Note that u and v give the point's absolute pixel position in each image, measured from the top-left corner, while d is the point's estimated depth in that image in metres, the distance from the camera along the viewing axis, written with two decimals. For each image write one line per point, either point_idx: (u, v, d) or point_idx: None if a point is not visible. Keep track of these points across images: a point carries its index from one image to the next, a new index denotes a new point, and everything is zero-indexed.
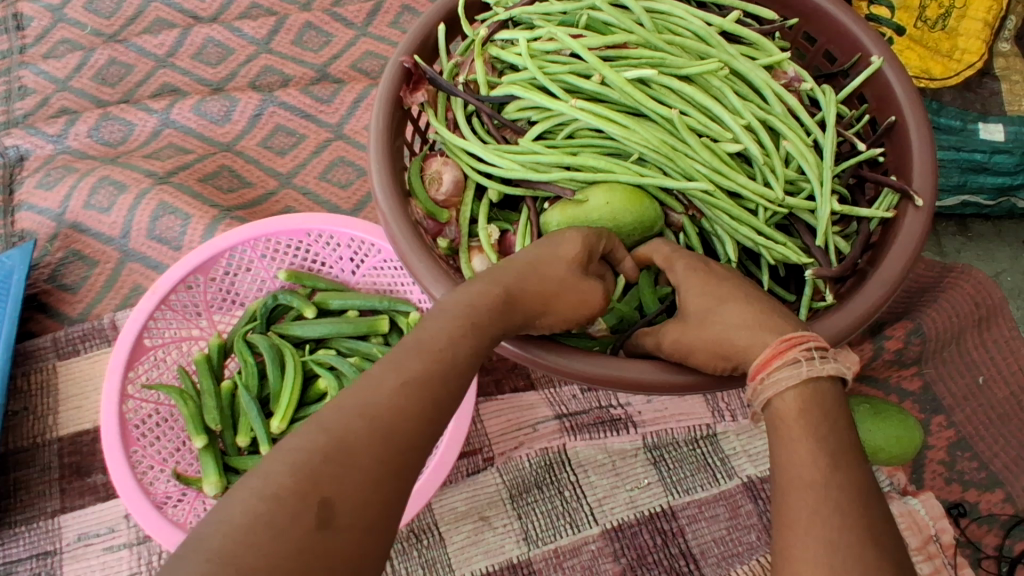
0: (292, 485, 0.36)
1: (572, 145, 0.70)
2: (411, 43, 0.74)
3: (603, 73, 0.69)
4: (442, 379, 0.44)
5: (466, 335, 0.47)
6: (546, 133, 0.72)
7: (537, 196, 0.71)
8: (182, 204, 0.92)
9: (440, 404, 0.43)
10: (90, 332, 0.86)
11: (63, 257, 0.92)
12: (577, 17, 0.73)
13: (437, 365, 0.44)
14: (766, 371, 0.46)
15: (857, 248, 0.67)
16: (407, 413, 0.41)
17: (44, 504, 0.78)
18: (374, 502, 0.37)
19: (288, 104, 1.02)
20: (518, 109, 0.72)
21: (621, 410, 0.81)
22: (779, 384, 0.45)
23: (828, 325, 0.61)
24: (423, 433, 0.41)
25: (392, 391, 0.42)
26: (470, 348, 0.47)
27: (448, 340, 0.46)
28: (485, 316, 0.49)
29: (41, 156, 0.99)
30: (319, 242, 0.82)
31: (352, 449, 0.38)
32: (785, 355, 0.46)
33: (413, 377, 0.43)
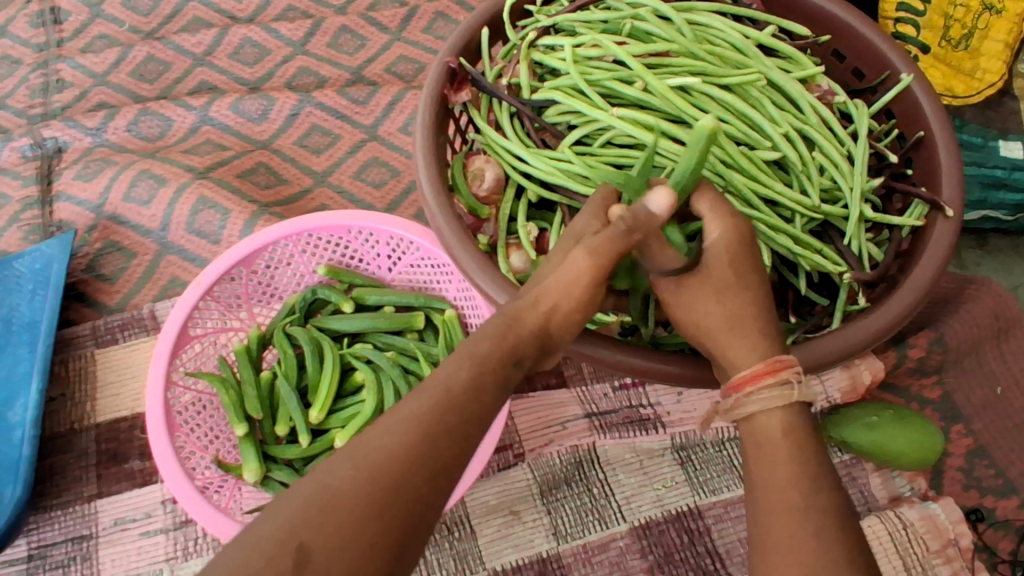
0: (272, 533, 0.36)
1: (609, 150, 0.72)
2: (454, 46, 0.78)
3: (646, 81, 0.72)
4: (450, 413, 0.41)
5: (479, 363, 0.44)
6: (585, 138, 0.74)
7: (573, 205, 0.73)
8: (221, 199, 0.93)
9: (445, 431, 0.41)
10: (129, 321, 0.88)
11: (101, 248, 0.93)
12: (620, 26, 0.77)
13: (445, 399, 0.42)
14: (754, 386, 0.48)
15: (890, 256, 0.70)
16: (404, 451, 0.39)
17: (81, 489, 0.80)
18: (356, 546, 0.36)
19: (324, 104, 1.04)
20: (559, 113, 0.75)
21: (650, 409, 0.83)
22: (766, 404, 0.47)
23: (875, 319, 0.64)
24: (424, 465, 0.39)
25: (396, 432, 0.40)
26: (479, 362, 0.44)
27: (463, 372, 0.43)
28: (503, 341, 0.45)
29: (79, 148, 1.01)
30: (358, 239, 0.84)
31: (337, 492, 0.38)
32: (777, 375, 0.48)
33: (417, 413, 0.41)
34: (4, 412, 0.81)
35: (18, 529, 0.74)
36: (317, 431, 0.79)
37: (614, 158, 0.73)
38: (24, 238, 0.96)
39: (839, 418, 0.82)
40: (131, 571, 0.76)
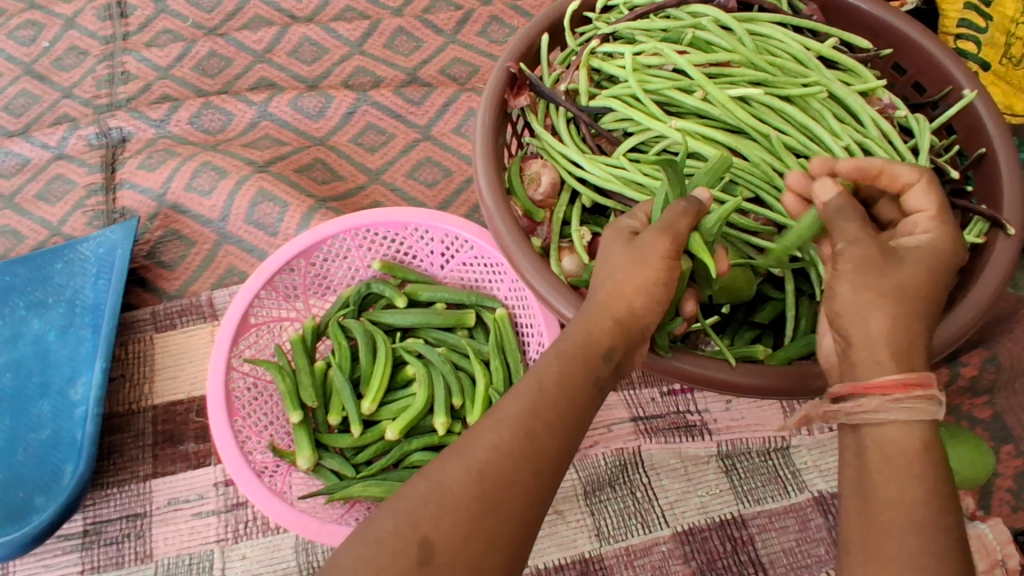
0: (394, 530, 0.41)
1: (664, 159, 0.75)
2: (516, 51, 0.82)
3: (707, 90, 0.74)
4: (543, 419, 0.46)
5: (561, 372, 0.48)
6: (639, 145, 0.78)
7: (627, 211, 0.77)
8: (280, 192, 0.96)
9: (537, 437, 0.45)
10: (188, 307, 0.90)
11: (162, 235, 0.96)
12: (680, 35, 0.79)
13: (535, 406, 0.46)
14: (903, 394, 0.45)
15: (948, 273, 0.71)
16: (506, 455, 0.44)
17: (137, 468, 0.82)
18: (470, 539, 0.41)
19: (380, 103, 1.07)
20: (615, 120, 0.79)
21: (697, 416, 0.83)
22: (912, 416, 0.45)
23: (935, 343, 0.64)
24: (523, 471, 0.44)
25: (496, 438, 0.44)
26: (560, 377, 0.48)
27: (557, 383, 0.47)
28: (587, 359, 0.49)
29: (143, 139, 1.04)
30: (415, 236, 0.85)
31: (448, 491, 0.42)
32: (927, 389, 0.45)
33: (513, 421, 0.45)
34: (69, 390, 0.86)
35: (78, 504, 0.77)
36: (368, 422, 0.81)
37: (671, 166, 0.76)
38: (89, 223, 1.00)
39: None
40: (184, 550, 0.78)
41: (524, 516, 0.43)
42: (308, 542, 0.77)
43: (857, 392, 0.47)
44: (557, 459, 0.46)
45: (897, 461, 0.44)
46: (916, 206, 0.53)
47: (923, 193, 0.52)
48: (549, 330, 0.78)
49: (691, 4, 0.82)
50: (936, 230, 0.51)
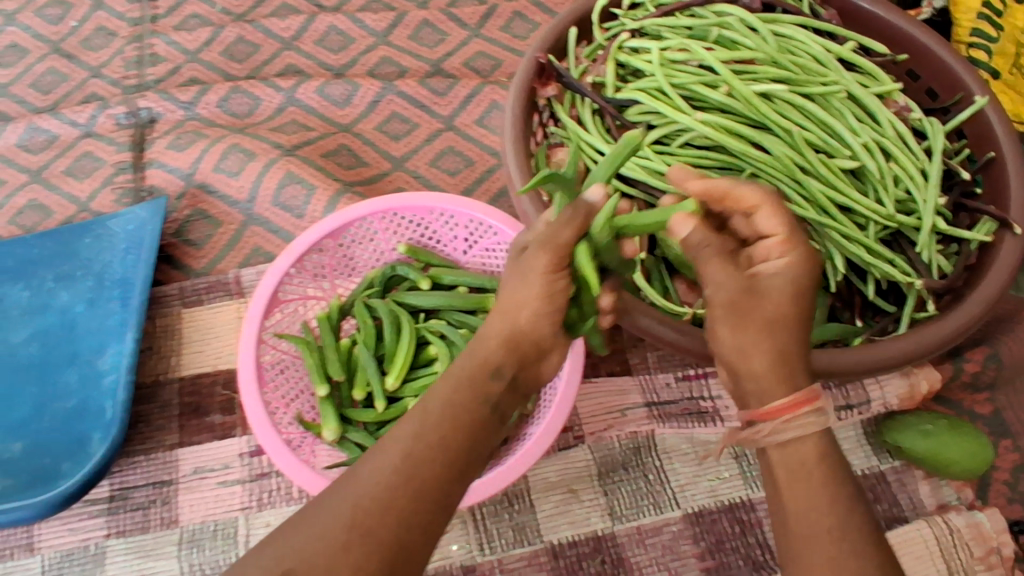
0: (268, 561, 0.46)
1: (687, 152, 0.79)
2: (544, 43, 0.86)
3: (732, 86, 0.78)
4: (421, 447, 0.50)
5: (444, 403, 0.52)
6: (663, 138, 0.81)
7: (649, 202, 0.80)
8: (308, 175, 0.98)
9: (416, 466, 0.49)
10: (215, 284, 0.92)
11: (189, 214, 0.98)
12: (705, 32, 0.83)
13: (415, 436, 0.50)
14: (794, 413, 0.50)
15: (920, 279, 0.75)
16: (379, 486, 0.48)
17: (163, 438, 0.84)
18: (334, 567, 0.45)
19: (405, 93, 1.09)
20: (640, 113, 0.82)
21: (710, 402, 0.85)
22: (806, 430, 0.50)
23: (875, 353, 0.72)
24: (395, 500, 0.48)
25: (374, 471, 0.49)
26: (452, 401, 0.52)
27: (442, 412, 0.51)
28: (478, 378, 0.53)
29: (171, 120, 1.06)
30: (439, 220, 0.88)
31: (317, 526, 0.47)
32: (813, 403, 0.50)
33: (393, 453, 0.50)
34: (96, 360, 0.88)
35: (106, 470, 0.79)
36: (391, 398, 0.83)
37: (694, 158, 0.79)
38: (117, 200, 1.01)
39: (896, 424, 0.84)
40: (208, 517, 0.80)
41: (397, 543, 0.47)
42: None
43: (763, 418, 0.51)
44: (438, 485, 0.49)
45: (804, 478, 0.50)
46: (768, 229, 0.53)
47: (771, 218, 0.53)
48: None
49: (717, 4, 0.85)
50: (789, 257, 0.52)
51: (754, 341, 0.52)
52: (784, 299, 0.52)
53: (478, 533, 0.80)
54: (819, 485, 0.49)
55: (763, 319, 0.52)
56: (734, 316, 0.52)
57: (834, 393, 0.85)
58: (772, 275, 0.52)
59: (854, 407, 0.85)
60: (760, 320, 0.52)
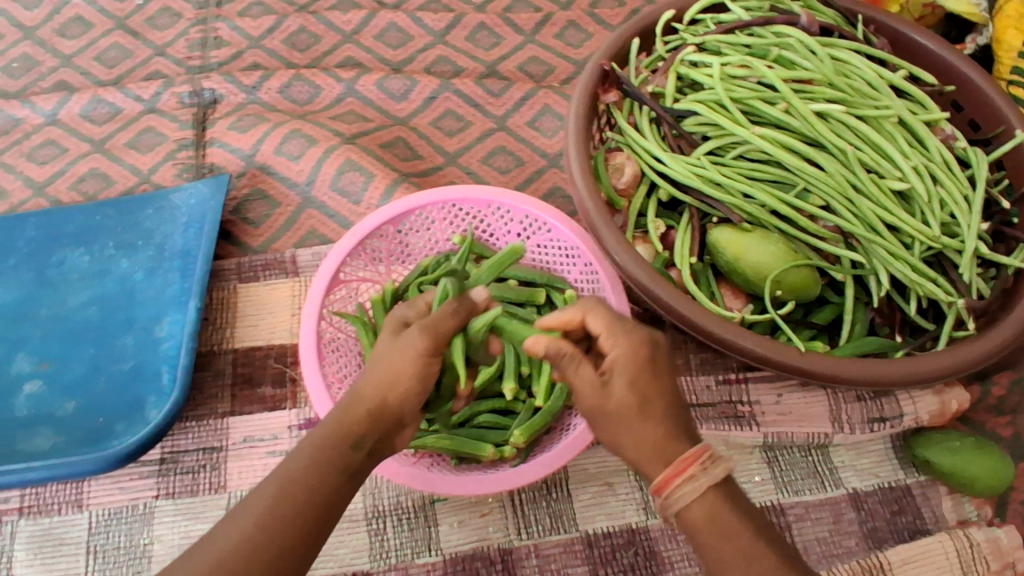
0: None
1: (742, 164, 0.83)
2: (607, 51, 0.89)
3: (790, 104, 0.82)
4: (289, 502, 0.53)
5: (315, 458, 0.56)
6: (717, 149, 0.85)
7: (702, 208, 0.84)
8: (366, 164, 1.02)
9: (280, 519, 0.53)
10: (271, 262, 0.95)
11: (248, 193, 1.02)
12: (765, 51, 0.87)
13: (283, 490, 0.54)
14: (669, 488, 0.56)
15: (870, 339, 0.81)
16: (244, 539, 0.51)
17: (215, 406, 0.86)
18: None
19: (461, 92, 1.13)
20: (696, 124, 0.86)
21: (747, 407, 0.87)
22: (686, 498, 0.56)
23: (902, 368, 0.75)
24: (261, 555, 0.51)
25: (243, 527, 0.52)
26: (330, 450, 0.57)
27: (312, 467, 0.56)
28: (340, 440, 0.58)
29: (233, 102, 1.10)
30: (495, 215, 0.91)
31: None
32: (686, 470, 0.56)
33: (263, 509, 0.53)
34: (154, 327, 0.89)
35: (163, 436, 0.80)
36: None
37: (747, 170, 0.83)
38: (177, 175, 1.05)
39: (923, 440, 0.87)
40: (257, 484, 0.82)
41: None
42: (374, 487, 0.82)
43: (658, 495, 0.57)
44: (305, 535, 0.53)
45: (702, 533, 0.55)
46: (596, 328, 0.65)
47: (598, 318, 0.65)
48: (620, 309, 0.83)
49: (776, 24, 0.89)
50: (620, 344, 0.62)
51: (619, 430, 0.59)
52: (626, 383, 0.60)
53: (518, 518, 0.82)
54: (727, 543, 0.54)
55: (612, 409, 0.60)
56: (598, 414, 0.61)
57: (867, 404, 0.88)
58: (615, 364, 0.61)
59: (886, 420, 0.88)
60: (614, 409, 0.59)
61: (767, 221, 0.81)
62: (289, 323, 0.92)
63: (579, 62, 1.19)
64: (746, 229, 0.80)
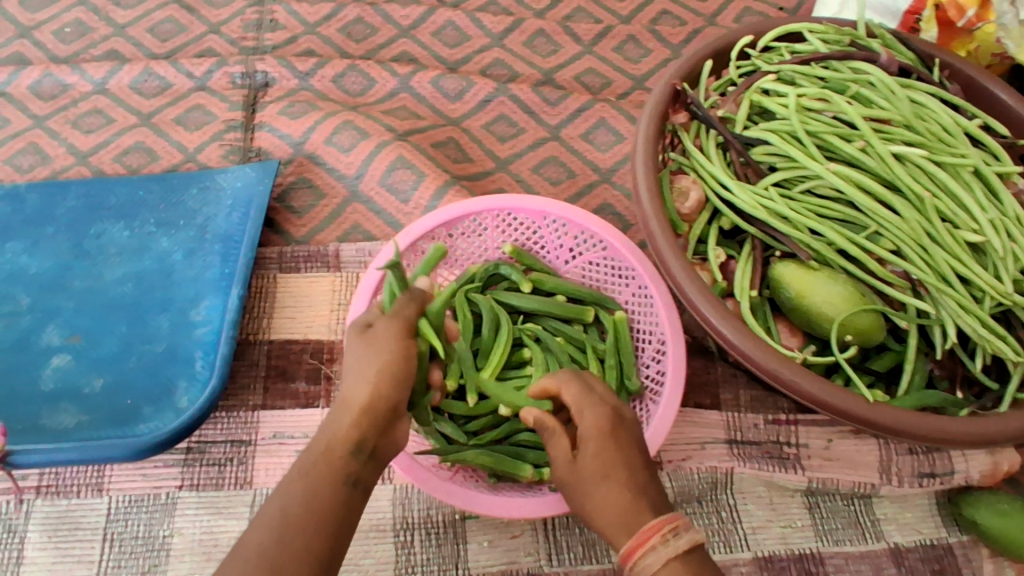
0: None
1: (811, 199, 0.80)
2: (680, 71, 0.87)
3: (867, 142, 0.79)
4: (297, 522, 0.52)
5: (317, 474, 0.55)
6: (783, 181, 0.83)
7: (766, 240, 0.82)
8: (417, 162, 0.99)
9: (290, 540, 0.51)
10: (314, 255, 0.93)
11: (294, 181, 1.00)
12: (841, 86, 0.85)
13: (289, 511, 0.52)
14: (634, 558, 0.56)
15: (931, 396, 0.78)
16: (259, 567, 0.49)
17: (246, 397, 0.84)
18: None
19: (516, 97, 1.11)
20: (764, 153, 0.83)
21: (794, 449, 0.85)
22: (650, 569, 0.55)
23: (953, 424, 0.72)
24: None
25: (253, 555, 0.50)
26: (334, 461, 0.56)
27: (318, 484, 0.54)
28: (341, 454, 0.56)
29: (285, 87, 1.08)
30: (549, 228, 0.88)
31: None
32: (647, 541, 0.55)
33: (275, 534, 0.51)
34: (190, 310, 0.87)
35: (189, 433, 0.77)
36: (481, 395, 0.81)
37: (815, 206, 0.80)
38: (223, 156, 1.02)
39: (971, 499, 0.84)
40: None
41: None
42: (405, 498, 0.79)
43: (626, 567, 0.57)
44: (320, 552, 0.52)
45: None
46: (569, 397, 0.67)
47: (572, 389, 0.67)
48: (672, 331, 0.81)
49: (853, 60, 0.86)
50: (590, 415, 0.64)
51: (585, 500, 0.60)
52: (593, 455, 0.61)
53: (549, 543, 0.79)
54: None
55: (580, 479, 0.61)
56: (571, 486, 0.63)
57: (918, 458, 0.85)
58: (585, 436, 0.63)
59: (937, 476, 0.84)
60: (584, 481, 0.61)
61: (832, 260, 0.78)
62: (328, 319, 0.89)
63: (638, 78, 1.16)
64: (813, 267, 0.78)
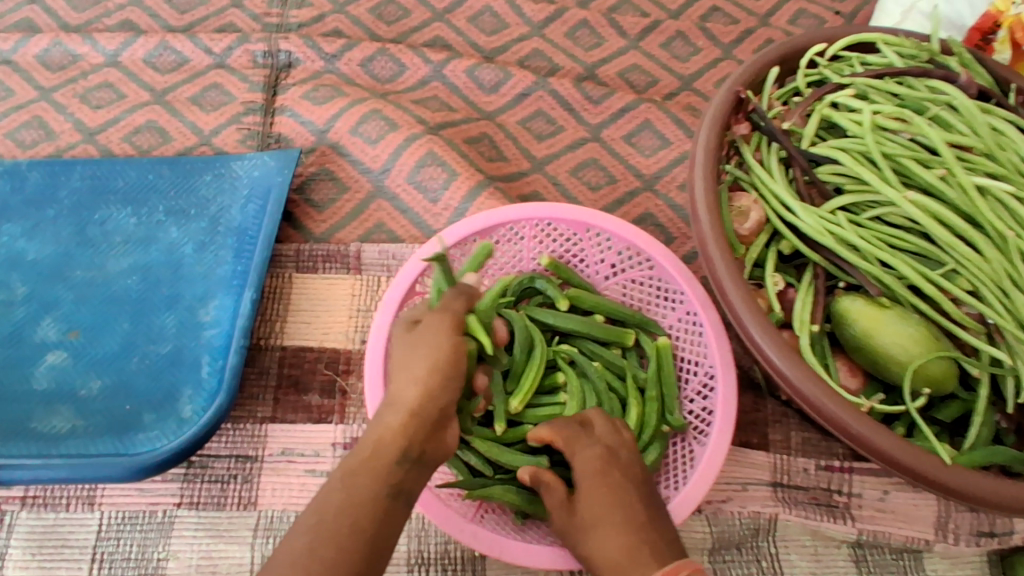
0: None
1: (882, 228, 0.73)
2: (744, 77, 0.79)
3: (949, 171, 0.72)
4: (344, 515, 0.48)
5: (365, 469, 0.51)
6: (851, 206, 0.75)
7: (830, 270, 0.74)
8: (449, 159, 0.92)
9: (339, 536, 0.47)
10: (333, 255, 0.86)
11: (315, 172, 0.92)
12: (918, 106, 0.77)
13: (335, 507, 0.48)
14: None
15: (995, 456, 0.69)
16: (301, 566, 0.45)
17: (255, 409, 0.77)
18: None
19: (557, 93, 1.03)
20: (831, 172, 0.75)
21: (844, 497, 0.78)
22: None
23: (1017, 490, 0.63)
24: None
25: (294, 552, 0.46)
26: (381, 453, 0.52)
27: (365, 476, 0.50)
28: (389, 448, 0.52)
29: (309, 69, 1.00)
30: (592, 241, 0.81)
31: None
32: None
33: (317, 527, 0.47)
34: (198, 310, 0.80)
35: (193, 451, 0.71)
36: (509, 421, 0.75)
37: (886, 236, 0.73)
38: (241, 141, 0.95)
39: None
40: (291, 505, 0.73)
41: None
42: (422, 529, 0.73)
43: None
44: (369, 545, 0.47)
45: None
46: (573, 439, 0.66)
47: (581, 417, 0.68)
48: (723, 364, 0.74)
49: (932, 78, 0.78)
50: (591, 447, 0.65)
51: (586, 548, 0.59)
52: (592, 489, 0.61)
53: None
54: None
55: (579, 520, 0.61)
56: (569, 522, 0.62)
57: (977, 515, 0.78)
58: (583, 471, 0.63)
59: (995, 536, 0.77)
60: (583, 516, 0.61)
61: (904, 297, 0.71)
62: (347, 327, 0.83)
63: (686, 78, 1.08)
64: (884, 304, 0.70)
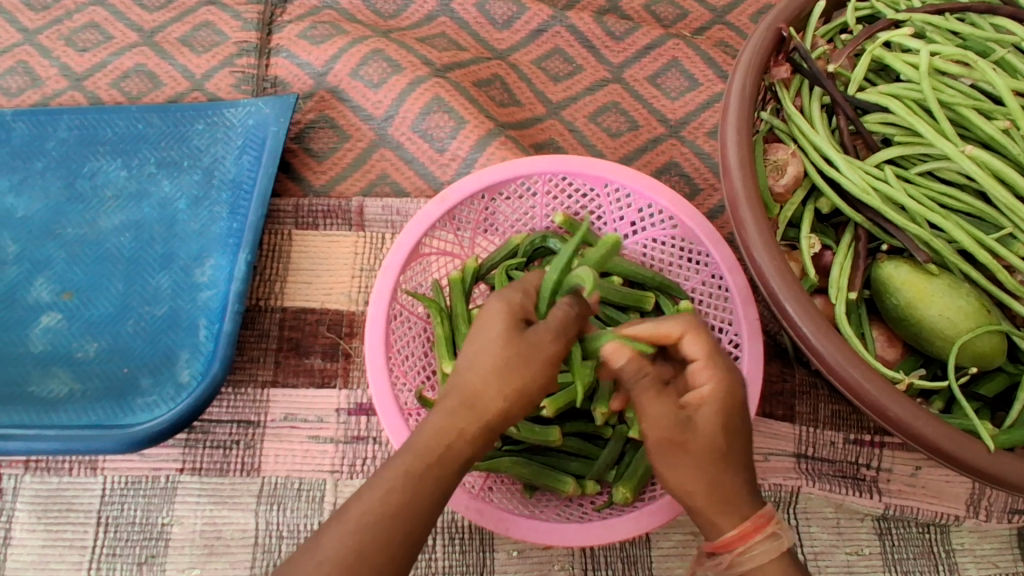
0: None
1: (933, 186, 0.65)
2: (787, 11, 0.70)
3: (1014, 122, 0.63)
4: (392, 520, 0.46)
5: (425, 469, 0.47)
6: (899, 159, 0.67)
7: (873, 231, 0.67)
8: (457, 105, 0.85)
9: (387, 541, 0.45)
10: (334, 210, 0.81)
11: (314, 119, 0.86)
12: (982, 46, 0.68)
13: (390, 508, 0.46)
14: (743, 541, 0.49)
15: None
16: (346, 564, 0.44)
17: (255, 372, 0.75)
18: None
19: (575, 28, 0.95)
20: (881, 121, 0.68)
21: (871, 471, 0.75)
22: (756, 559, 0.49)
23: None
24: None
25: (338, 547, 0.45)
26: (442, 455, 0.48)
27: (423, 477, 0.47)
28: (450, 450, 0.48)
29: (306, 4, 0.93)
30: (611, 197, 0.75)
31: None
32: (761, 530, 0.49)
33: (365, 526, 0.45)
34: (194, 270, 0.77)
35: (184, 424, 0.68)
36: None
37: (937, 195, 0.66)
38: (235, 85, 0.89)
39: None
40: (293, 472, 0.71)
41: None
42: None
43: (718, 551, 0.49)
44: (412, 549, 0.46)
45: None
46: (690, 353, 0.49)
47: (697, 343, 0.49)
48: (749, 330, 0.68)
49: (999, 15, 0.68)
50: (715, 379, 0.48)
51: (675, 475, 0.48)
52: (713, 425, 0.47)
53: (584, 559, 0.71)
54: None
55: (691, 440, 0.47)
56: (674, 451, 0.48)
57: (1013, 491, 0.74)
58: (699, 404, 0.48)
59: None
60: (695, 450, 0.47)
61: (953, 264, 0.64)
62: (349, 286, 0.79)
63: (719, 9, 0.98)
64: (931, 272, 0.63)
